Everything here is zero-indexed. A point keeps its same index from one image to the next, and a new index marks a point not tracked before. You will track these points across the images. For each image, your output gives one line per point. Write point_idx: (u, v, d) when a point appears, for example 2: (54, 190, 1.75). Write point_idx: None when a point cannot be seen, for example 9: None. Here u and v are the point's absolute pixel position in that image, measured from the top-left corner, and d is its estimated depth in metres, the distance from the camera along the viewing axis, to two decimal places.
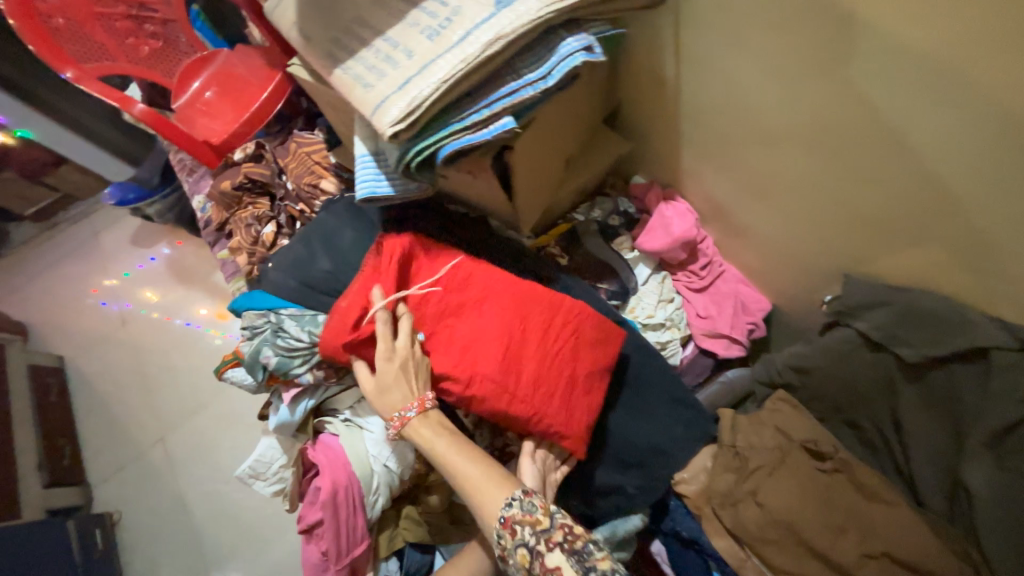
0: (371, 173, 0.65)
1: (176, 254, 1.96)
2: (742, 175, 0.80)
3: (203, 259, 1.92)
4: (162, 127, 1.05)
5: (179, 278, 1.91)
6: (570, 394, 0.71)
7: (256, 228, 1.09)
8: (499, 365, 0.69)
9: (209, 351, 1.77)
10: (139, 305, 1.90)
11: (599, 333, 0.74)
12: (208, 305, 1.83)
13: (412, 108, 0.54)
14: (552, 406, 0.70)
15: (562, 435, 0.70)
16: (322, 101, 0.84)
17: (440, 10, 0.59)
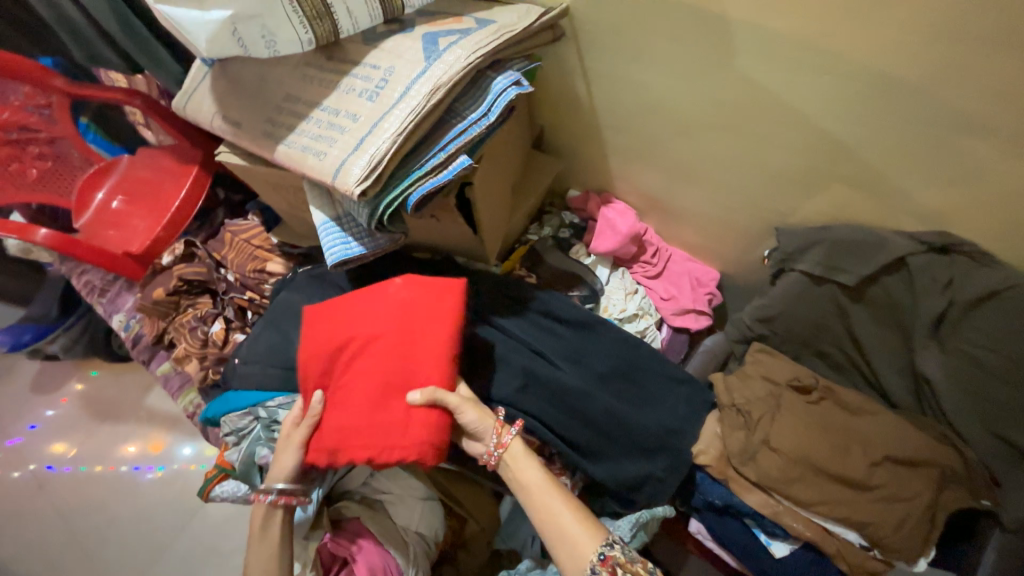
0: (338, 237, 0.64)
1: (93, 387, 1.73)
2: (668, 166, 0.90)
3: (129, 385, 1.71)
4: (75, 249, 0.96)
5: (100, 416, 1.68)
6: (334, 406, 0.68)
7: (203, 328, 1.02)
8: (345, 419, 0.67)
9: (156, 488, 1.54)
10: (54, 462, 1.62)
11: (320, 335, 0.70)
12: (135, 441, 1.61)
13: (373, 165, 0.55)
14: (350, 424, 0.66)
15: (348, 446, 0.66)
16: (258, 183, 0.82)
17: (373, 73, 0.62)
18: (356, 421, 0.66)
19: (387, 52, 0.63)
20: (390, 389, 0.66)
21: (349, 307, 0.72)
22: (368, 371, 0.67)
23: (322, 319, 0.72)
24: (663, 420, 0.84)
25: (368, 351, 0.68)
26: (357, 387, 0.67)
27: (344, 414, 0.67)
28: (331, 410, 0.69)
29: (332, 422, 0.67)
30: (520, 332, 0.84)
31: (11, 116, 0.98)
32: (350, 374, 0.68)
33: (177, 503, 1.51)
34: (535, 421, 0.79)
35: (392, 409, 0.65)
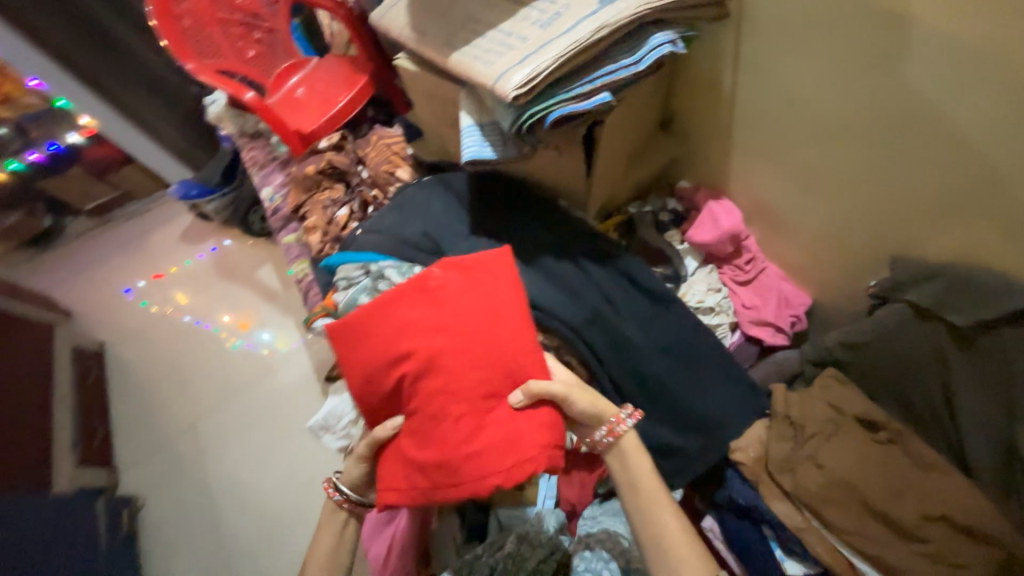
0: (476, 139, 0.74)
1: (215, 256, 2.22)
2: (791, 171, 0.90)
3: (235, 266, 2.17)
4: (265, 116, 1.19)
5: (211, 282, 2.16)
6: (420, 427, 0.70)
7: (332, 210, 1.21)
8: (440, 442, 0.68)
9: (224, 356, 1.96)
10: (171, 304, 2.14)
11: (380, 358, 0.71)
12: (226, 313, 2.04)
13: (532, 76, 0.64)
14: (451, 446, 0.67)
15: (455, 469, 0.67)
16: (418, 94, 0.96)
17: (550, 8, 0.71)
18: (456, 441, 0.67)
19: None
20: (479, 401, 0.69)
21: (393, 327, 0.72)
22: (456, 390, 0.69)
23: (367, 341, 0.72)
24: (708, 402, 0.86)
25: (443, 367, 0.69)
26: (451, 413, 0.68)
27: (448, 440, 0.68)
28: (422, 441, 0.70)
29: (437, 451, 0.68)
30: (596, 276, 0.87)
31: (250, 4, 1.22)
32: (431, 396, 0.69)
33: (234, 377, 1.90)
34: (590, 355, 0.83)
35: (487, 415, 0.68)
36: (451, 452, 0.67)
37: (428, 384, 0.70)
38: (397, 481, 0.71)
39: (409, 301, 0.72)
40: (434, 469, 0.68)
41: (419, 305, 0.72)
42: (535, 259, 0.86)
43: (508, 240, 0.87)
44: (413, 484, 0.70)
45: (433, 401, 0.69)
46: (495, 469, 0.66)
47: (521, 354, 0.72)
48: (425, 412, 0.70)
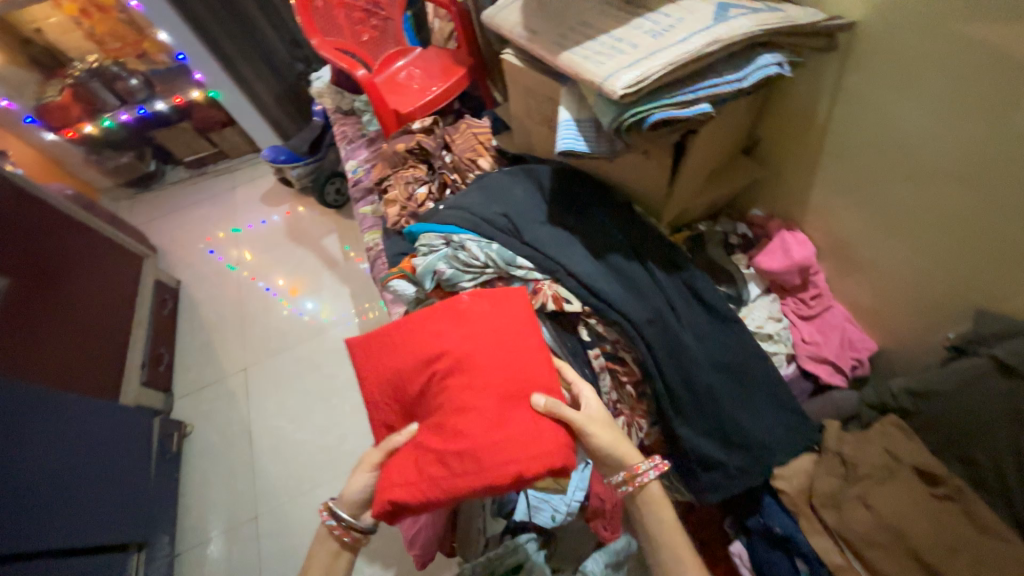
0: (571, 133, 0.79)
1: (286, 221, 2.40)
2: (879, 210, 0.89)
3: (299, 233, 2.34)
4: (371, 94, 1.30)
5: (277, 244, 2.34)
6: (436, 428, 0.70)
7: (412, 187, 1.29)
8: (456, 436, 0.67)
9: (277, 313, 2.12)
10: (237, 260, 2.33)
11: (399, 362, 0.76)
12: (283, 278, 2.20)
13: (641, 78, 0.67)
14: (470, 438, 0.66)
15: (473, 458, 0.65)
16: (515, 88, 1.03)
17: (663, 20, 0.75)
18: (476, 432, 0.66)
19: (683, 8, 0.76)
20: (499, 397, 0.70)
21: (417, 333, 0.77)
22: (480, 386, 0.71)
23: (393, 346, 0.78)
24: (755, 421, 0.86)
25: (470, 364, 0.72)
26: (473, 406, 0.69)
27: (470, 431, 0.67)
28: (437, 439, 0.68)
29: (457, 440, 0.67)
30: (661, 280, 0.89)
31: None
32: (453, 392, 0.71)
33: (283, 335, 2.05)
34: (647, 355, 0.83)
35: (506, 411, 0.69)
36: (470, 441, 0.66)
37: (454, 380, 0.72)
38: (404, 476, 0.68)
39: (441, 314, 0.78)
40: (449, 464, 0.66)
41: (444, 314, 0.78)
42: (605, 255, 0.88)
43: (581, 231, 0.90)
44: (425, 477, 0.67)
45: (451, 398, 0.70)
46: (517, 458, 0.64)
47: (538, 366, 0.75)
48: (441, 412, 0.71)
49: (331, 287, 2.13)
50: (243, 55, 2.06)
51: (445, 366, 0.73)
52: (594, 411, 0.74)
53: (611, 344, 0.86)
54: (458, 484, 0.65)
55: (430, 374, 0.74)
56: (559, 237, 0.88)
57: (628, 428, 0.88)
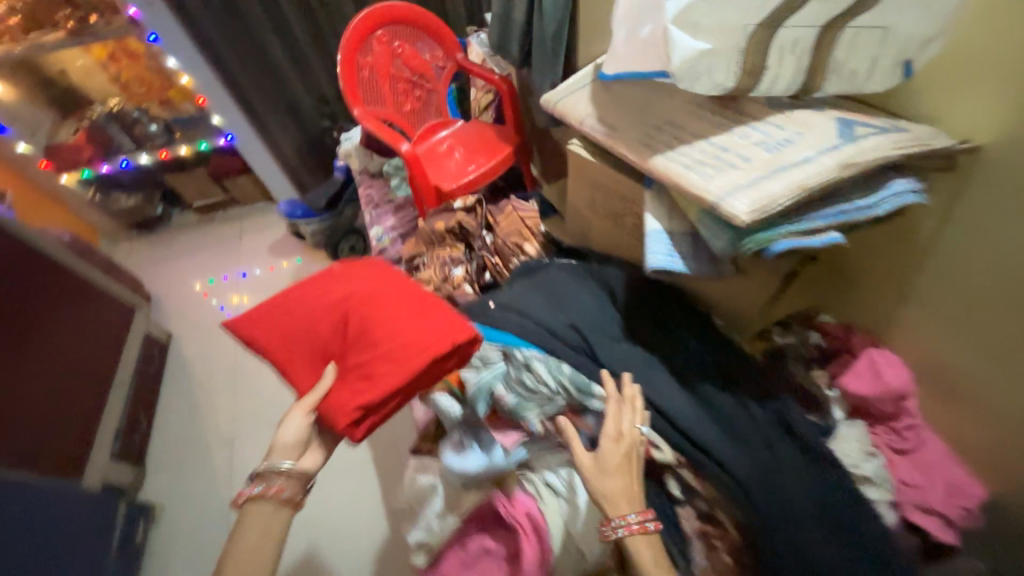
0: (664, 248, 0.69)
1: (288, 269, 2.29)
2: (995, 345, 0.78)
3: None
4: (415, 171, 1.23)
5: (275, 292, 2.22)
6: (358, 352, 0.77)
7: (449, 267, 1.17)
8: (374, 349, 0.76)
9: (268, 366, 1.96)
10: (235, 307, 2.21)
11: (293, 333, 0.83)
12: None
13: (765, 204, 0.58)
14: (390, 343, 0.76)
15: (404, 349, 0.75)
16: (580, 179, 0.94)
17: (775, 132, 0.67)
18: (398, 336, 0.76)
19: (794, 120, 0.68)
20: (415, 309, 0.80)
21: (295, 313, 0.84)
22: (385, 306, 0.80)
23: (279, 320, 0.84)
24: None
25: (364, 299, 0.82)
26: (383, 321, 0.78)
27: (381, 339, 0.77)
28: (360, 358, 0.76)
29: (381, 345, 0.76)
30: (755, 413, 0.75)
31: (421, 66, 1.32)
32: (362, 319, 0.79)
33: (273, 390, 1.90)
34: (747, 507, 0.70)
35: (418, 317, 0.78)
36: (391, 343, 0.76)
37: (360, 313, 0.80)
38: (349, 393, 0.73)
39: (314, 282, 0.89)
40: (379, 370, 0.74)
41: (330, 286, 0.86)
42: (695, 385, 0.76)
43: (665, 353, 0.78)
44: (370, 381, 0.74)
45: (358, 327, 0.79)
46: (442, 336, 0.75)
47: (418, 289, 0.84)
48: (346, 354, 0.79)
49: None
50: (269, 109, 2.02)
51: (345, 308, 0.82)
52: (613, 457, 0.66)
53: (705, 502, 0.77)
54: (402, 375, 0.73)
55: (327, 324, 0.82)
56: (641, 361, 0.77)
57: None
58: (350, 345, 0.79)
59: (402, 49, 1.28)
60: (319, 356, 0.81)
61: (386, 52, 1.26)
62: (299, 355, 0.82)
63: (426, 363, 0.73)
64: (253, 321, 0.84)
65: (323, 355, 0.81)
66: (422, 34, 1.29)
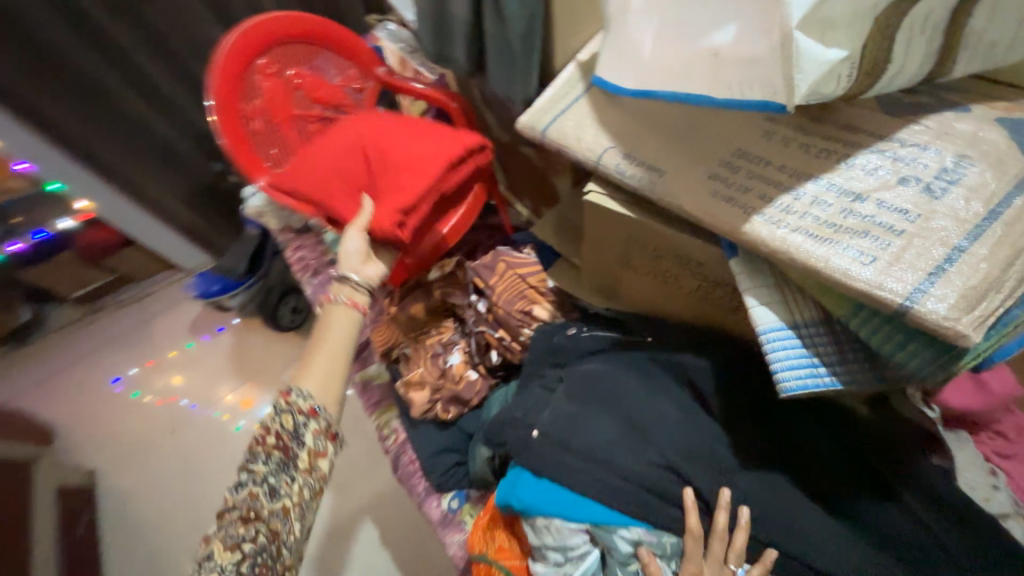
0: (800, 359, 0.47)
1: (220, 338, 1.90)
2: None
3: (241, 346, 1.88)
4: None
5: (212, 359, 1.87)
6: (384, 172, 0.84)
7: (444, 357, 0.92)
8: (399, 146, 0.85)
9: (234, 442, 1.69)
10: (169, 393, 1.82)
11: (331, 145, 0.87)
12: (232, 390, 1.79)
13: (988, 304, 0.37)
14: (411, 159, 0.84)
15: (424, 169, 0.83)
16: (605, 232, 0.70)
17: (925, 159, 0.45)
18: (417, 149, 0.85)
19: (943, 134, 0.46)
20: (426, 122, 0.92)
21: (325, 137, 0.90)
22: (394, 138, 0.86)
23: (297, 175, 0.85)
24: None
25: (375, 130, 0.87)
26: (397, 143, 0.85)
27: (404, 140, 0.86)
28: (387, 189, 0.82)
29: (400, 159, 0.84)
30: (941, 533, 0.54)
31: (332, 93, 0.97)
32: (381, 148, 0.85)
33: None
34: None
35: (426, 123, 0.91)
36: (409, 151, 0.84)
37: (376, 143, 0.86)
38: (384, 207, 0.80)
39: (316, 141, 0.90)
40: (408, 185, 0.82)
41: (343, 125, 0.91)
42: (847, 510, 0.56)
43: (795, 472, 0.57)
44: (405, 190, 0.81)
45: (377, 141, 0.86)
46: (449, 151, 0.85)
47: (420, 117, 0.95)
48: (379, 132, 0.88)
49: None
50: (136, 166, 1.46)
51: (365, 142, 0.86)
52: None
53: None
54: (429, 182, 0.82)
55: (353, 143, 0.86)
56: (778, 495, 0.55)
57: None
58: (375, 136, 0.87)
59: (301, 78, 0.93)
60: (348, 190, 0.83)
61: (279, 87, 0.91)
62: (332, 187, 0.83)
63: (444, 166, 0.83)
64: (278, 179, 0.85)
65: (356, 186, 0.83)
66: (324, 51, 0.96)
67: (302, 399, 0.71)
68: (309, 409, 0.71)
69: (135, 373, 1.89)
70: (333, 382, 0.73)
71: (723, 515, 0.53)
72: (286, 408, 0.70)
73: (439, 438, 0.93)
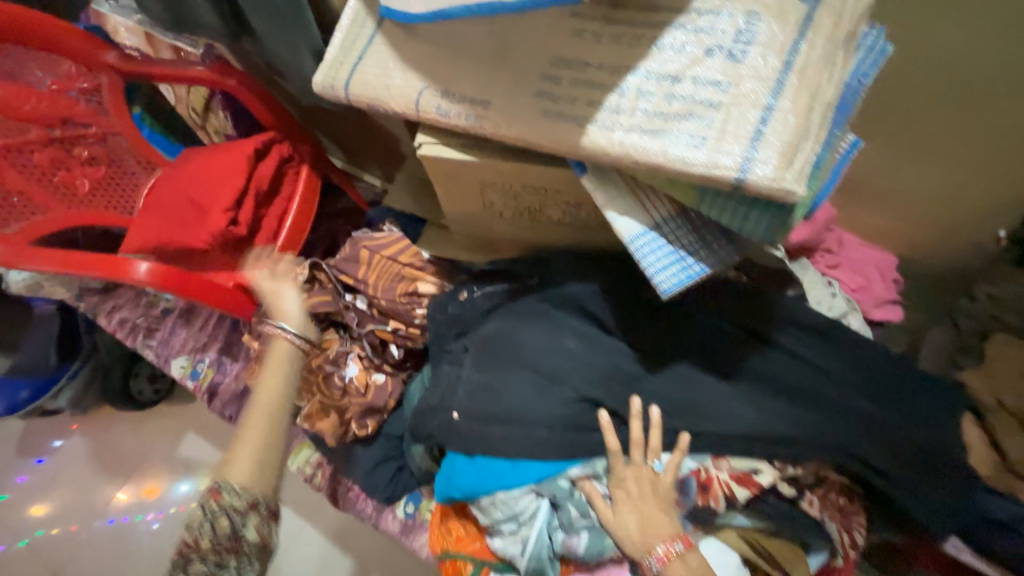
0: (667, 256, 0.48)
1: (70, 448, 1.52)
2: (891, 143, 0.80)
3: (105, 442, 1.52)
4: (183, 288, 0.73)
5: (76, 470, 1.49)
6: (194, 196, 0.76)
7: (339, 374, 0.81)
8: (199, 167, 0.77)
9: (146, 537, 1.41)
10: (33, 530, 1.44)
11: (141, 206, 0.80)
12: (125, 488, 1.46)
13: (802, 154, 0.39)
14: (216, 171, 0.76)
15: (232, 172, 0.76)
16: (458, 185, 0.63)
17: (723, 24, 0.45)
18: (216, 157, 0.77)
19: None
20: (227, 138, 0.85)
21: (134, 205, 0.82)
22: (192, 163, 0.79)
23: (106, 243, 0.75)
24: (948, 440, 0.63)
25: (177, 165, 0.81)
26: (196, 164, 0.78)
27: (203, 158, 0.79)
28: (204, 209, 0.76)
29: (205, 176, 0.76)
30: (814, 354, 0.62)
31: (51, 105, 0.75)
32: (183, 178, 0.78)
33: None
34: (858, 465, 0.61)
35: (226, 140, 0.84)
36: (211, 164, 0.77)
37: (177, 178, 0.78)
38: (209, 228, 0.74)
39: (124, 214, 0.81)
40: (221, 196, 0.75)
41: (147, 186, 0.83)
42: (741, 367, 0.61)
43: (693, 351, 0.61)
44: (221, 201, 0.75)
45: (179, 174, 0.79)
46: (253, 148, 0.77)
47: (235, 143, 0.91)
48: (177, 167, 0.80)
49: (196, 455, 1.47)
50: None
51: (168, 185, 0.79)
52: (637, 507, 0.55)
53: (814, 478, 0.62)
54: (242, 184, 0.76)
55: (159, 191, 0.79)
56: (683, 383, 0.60)
57: (853, 535, 0.66)
58: (175, 173, 0.79)
59: None
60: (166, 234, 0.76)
61: None
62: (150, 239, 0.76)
63: (251, 160, 0.77)
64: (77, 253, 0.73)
65: (171, 221, 0.76)
66: (6, 49, 0.70)
67: (235, 496, 0.59)
68: (245, 503, 0.59)
69: None
70: (267, 466, 0.61)
71: (638, 423, 0.57)
72: (219, 512, 0.58)
73: (369, 455, 0.85)
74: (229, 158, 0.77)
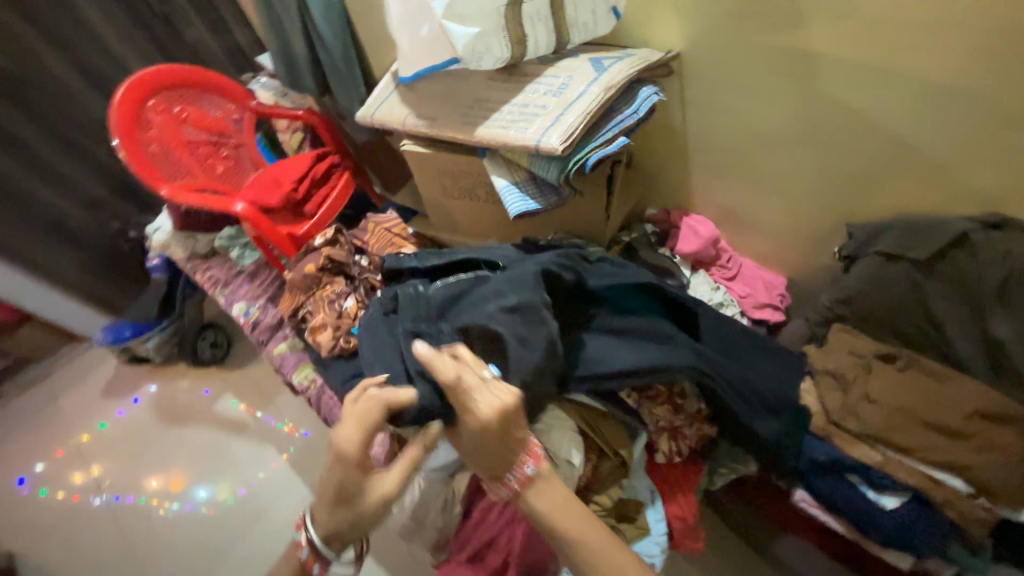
0: (517, 195, 0.83)
1: (134, 411, 1.88)
2: (741, 178, 1.12)
3: (162, 407, 1.87)
4: (259, 224, 1.17)
5: (129, 444, 1.79)
6: (278, 176, 1.25)
7: (338, 303, 1.14)
8: (285, 162, 1.28)
9: (160, 528, 1.61)
10: (84, 488, 1.72)
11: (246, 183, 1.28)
12: (158, 475, 1.70)
13: (569, 133, 0.76)
14: (295, 163, 1.26)
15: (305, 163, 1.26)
16: (426, 173, 1.03)
17: (554, 81, 0.85)
18: (297, 157, 1.28)
19: (563, 68, 0.87)
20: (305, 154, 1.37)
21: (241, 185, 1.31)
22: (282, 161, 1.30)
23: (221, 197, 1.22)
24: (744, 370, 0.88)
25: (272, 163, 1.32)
26: (284, 161, 1.29)
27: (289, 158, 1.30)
28: (282, 183, 1.24)
29: (288, 165, 1.27)
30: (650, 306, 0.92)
31: (214, 124, 1.27)
32: (274, 168, 1.28)
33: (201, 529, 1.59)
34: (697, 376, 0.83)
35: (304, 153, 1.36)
36: (293, 160, 1.28)
37: (271, 168, 1.29)
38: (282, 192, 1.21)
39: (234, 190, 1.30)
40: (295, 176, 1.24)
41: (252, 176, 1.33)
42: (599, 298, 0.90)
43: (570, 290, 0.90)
44: (293, 178, 1.23)
45: (272, 166, 1.29)
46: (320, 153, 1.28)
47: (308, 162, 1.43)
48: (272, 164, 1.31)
49: (220, 460, 1.69)
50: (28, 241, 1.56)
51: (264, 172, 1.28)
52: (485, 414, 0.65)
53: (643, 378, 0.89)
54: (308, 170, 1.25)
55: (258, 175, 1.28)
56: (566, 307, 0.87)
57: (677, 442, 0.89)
58: (271, 166, 1.30)
59: (186, 113, 1.22)
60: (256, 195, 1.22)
61: (169, 121, 1.18)
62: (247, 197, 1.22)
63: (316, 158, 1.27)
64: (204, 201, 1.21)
65: (260, 189, 1.23)
66: (202, 94, 1.24)
67: None
68: None
69: (42, 468, 1.79)
70: None
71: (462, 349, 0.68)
72: None
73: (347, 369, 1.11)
74: (304, 158, 1.27)
